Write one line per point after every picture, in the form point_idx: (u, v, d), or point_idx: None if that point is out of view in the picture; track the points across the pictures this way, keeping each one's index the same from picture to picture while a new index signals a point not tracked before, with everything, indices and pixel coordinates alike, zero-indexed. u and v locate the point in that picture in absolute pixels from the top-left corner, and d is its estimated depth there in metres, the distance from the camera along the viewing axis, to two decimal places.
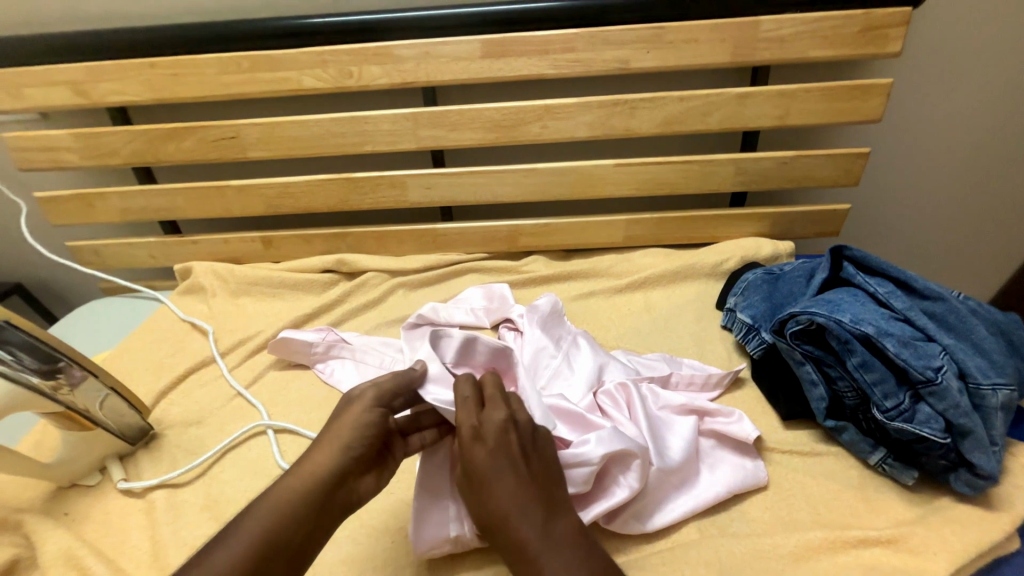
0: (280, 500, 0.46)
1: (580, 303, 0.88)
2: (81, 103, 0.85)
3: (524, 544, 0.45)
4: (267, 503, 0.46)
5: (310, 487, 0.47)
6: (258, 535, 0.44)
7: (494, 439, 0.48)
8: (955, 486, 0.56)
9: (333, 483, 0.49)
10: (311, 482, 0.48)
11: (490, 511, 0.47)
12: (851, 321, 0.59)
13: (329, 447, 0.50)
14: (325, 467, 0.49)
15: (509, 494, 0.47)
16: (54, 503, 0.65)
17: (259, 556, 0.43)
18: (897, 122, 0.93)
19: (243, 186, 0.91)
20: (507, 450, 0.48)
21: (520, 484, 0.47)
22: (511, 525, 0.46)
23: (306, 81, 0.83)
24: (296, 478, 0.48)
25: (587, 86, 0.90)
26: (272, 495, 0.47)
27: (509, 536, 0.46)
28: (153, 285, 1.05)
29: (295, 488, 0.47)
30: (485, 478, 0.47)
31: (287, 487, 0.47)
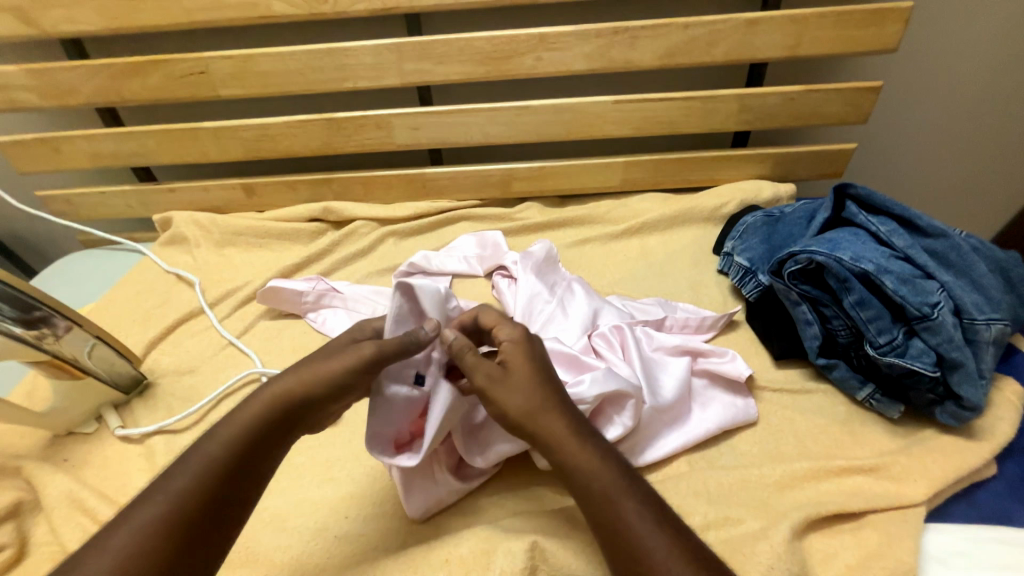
0: (237, 425, 0.45)
1: (575, 250, 0.86)
2: (29, 33, 0.78)
3: (561, 454, 0.44)
4: (221, 431, 0.44)
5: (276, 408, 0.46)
6: (209, 464, 0.42)
7: (518, 365, 0.47)
8: (940, 418, 0.57)
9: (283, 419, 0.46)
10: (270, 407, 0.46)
11: (519, 422, 0.45)
12: (851, 259, 0.57)
13: (294, 373, 0.47)
14: (283, 397, 0.46)
15: (540, 402, 0.45)
16: (53, 449, 0.66)
17: (217, 480, 0.42)
18: (912, 53, 0.87)
19: (217, 128, 0.85)
20: (531, 368, 0.47)
21: (547, 391, 0.46)
22: (546, 431, 0.44)
23: (277, 6, 0.75)
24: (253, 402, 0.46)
25: (585, 13, 0.83)
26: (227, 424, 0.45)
27: (544, 442, 0.44)
28: (134, 237, 1.01)
29: (254, 414, 0.45)
30: (513, 399, 0.45)
31: (242, 411, 0.45)
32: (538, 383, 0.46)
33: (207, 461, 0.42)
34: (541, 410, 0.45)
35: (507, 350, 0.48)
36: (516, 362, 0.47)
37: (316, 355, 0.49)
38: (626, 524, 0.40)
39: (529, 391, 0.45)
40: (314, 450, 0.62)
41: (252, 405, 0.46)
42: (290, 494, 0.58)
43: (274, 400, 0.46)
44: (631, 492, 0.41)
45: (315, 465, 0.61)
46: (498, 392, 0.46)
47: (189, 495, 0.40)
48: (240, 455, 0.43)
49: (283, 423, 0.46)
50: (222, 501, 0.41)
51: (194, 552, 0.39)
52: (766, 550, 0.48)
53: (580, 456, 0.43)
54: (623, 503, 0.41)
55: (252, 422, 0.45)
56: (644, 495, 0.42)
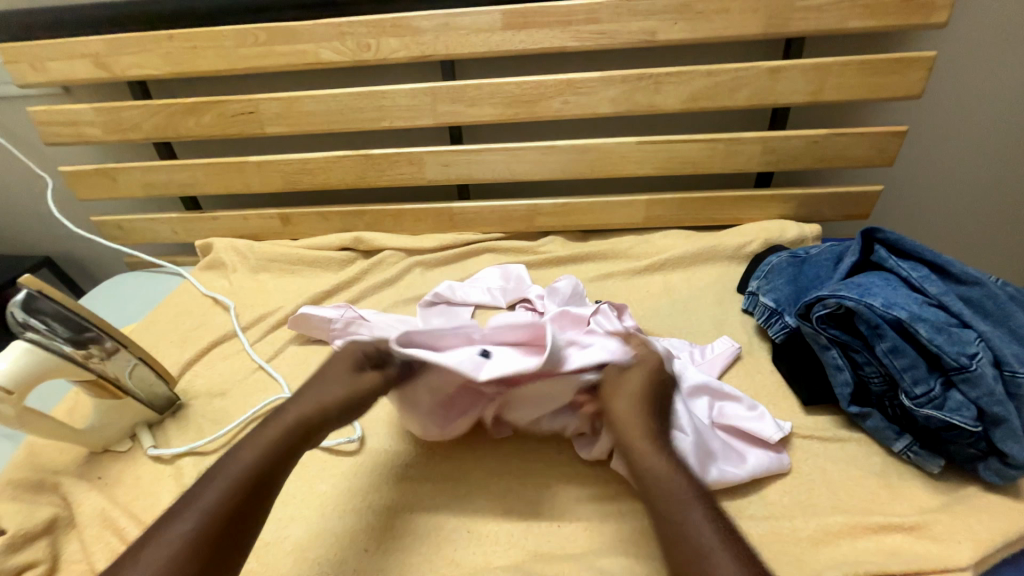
0: (258, 448, 0.48)
1: (598, 285, 0.87)
2: (101, 76, 0.85)
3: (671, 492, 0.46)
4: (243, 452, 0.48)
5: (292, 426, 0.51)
6: (228, 486, 0.45)
7: (629, 404, 0.53)
8: (983, 475, 0.54)
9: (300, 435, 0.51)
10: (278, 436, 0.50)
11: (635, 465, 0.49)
12: (883, 305, 0.57)
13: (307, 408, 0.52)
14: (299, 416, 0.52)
15: (637, 427, 0.51)
16: (89, 466, 0.68)
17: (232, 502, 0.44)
18: (936, 99, 0.88)
19: (261, 162, 0.91)
20: (645, 386, 0.54)
21: (646, 427, 0.51)
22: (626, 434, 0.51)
23: (323, 54, 0.81)
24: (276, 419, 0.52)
25: (612, 59, 0.87)
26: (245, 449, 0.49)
27: (649, 486, 0.47)
28: (176, 261, 1.07)
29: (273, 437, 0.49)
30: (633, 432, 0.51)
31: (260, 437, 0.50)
32: (631, 400, 0.53)
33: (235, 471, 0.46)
34: (653, 456, 0.48)
35: (635, 371, 0.56)
36: (642, 383, 0.54)
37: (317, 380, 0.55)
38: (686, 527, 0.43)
39: (645, 436, 0.50)
40: (336, 479, 0.63)
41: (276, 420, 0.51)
42: (312, 523, 0.59)
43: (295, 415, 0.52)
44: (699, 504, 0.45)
45: (338, 493, 0.61)
46: (621, 413, 0.52)
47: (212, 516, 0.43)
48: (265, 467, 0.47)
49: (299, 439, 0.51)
50: (242, 511, 0.45)
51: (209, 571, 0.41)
52: None
53: (652, 460, 0.48)
54: (692, 510, 0.44)
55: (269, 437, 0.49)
56: (718, 523, 0.44)
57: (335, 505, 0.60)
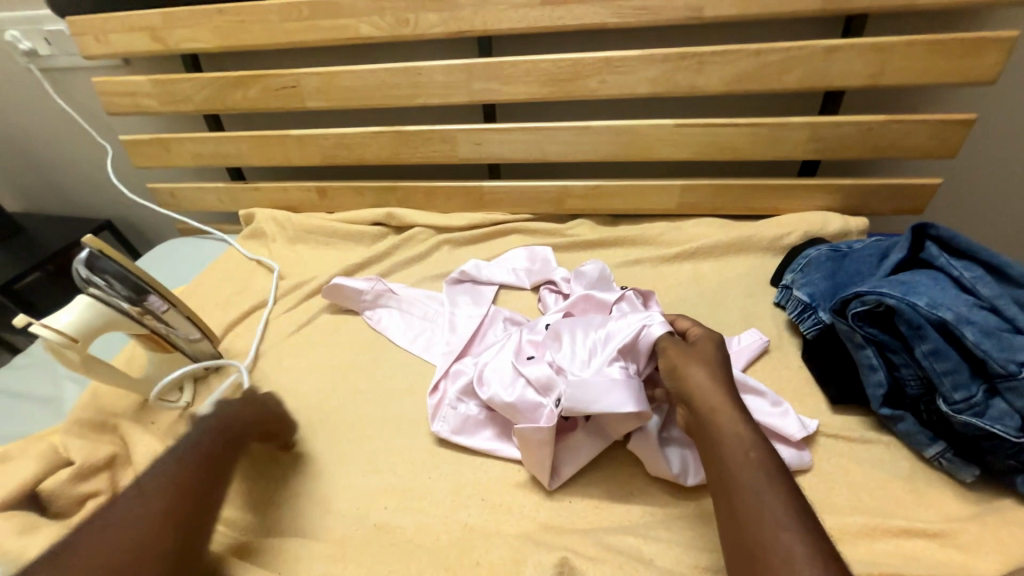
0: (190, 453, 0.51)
1: (624, 270, 0.86)
2: (157, 49, 0.90)
3: (737, 454, 0.44)
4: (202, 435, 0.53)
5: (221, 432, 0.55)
6: (166, 488, 0.47)
7: (699, 364, 0.52)
8: (1023, 489, 0.52)
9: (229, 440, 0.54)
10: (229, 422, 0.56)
11: (702, 425, 0.48)
12: (926, 305, 0.54)
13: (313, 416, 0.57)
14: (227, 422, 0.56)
15: (710, 390, 0.50)
16: (144, 412, 0.75)
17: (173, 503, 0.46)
18: (1014, 85, 0.80)
19: (301, 136, 0.94)
20: (717, 361, 0.53)
21: (718, 391, 0.49)
22: (707, 402, 0.49)
23: (363, 29, 0.82)
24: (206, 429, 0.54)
25: (654, 37, 0.84)
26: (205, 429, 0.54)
27: (715, 446, 0.46)
28: (221, 228, 1.13)
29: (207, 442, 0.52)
30: (700, 393, 0.50)
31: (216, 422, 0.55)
32: (711, 372, 0.51)
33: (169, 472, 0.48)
34: (723, 419, 0.47)
35: (704, 342, 0.55)
36: (716, 357, 0.53)
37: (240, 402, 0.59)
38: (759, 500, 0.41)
39: (719, 399, 0.49)
40: (362, 441, 0.67)
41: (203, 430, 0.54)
42: (338, 479, 0.63)
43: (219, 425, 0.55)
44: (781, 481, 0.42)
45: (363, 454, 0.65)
46: (690, 372, 0.52)
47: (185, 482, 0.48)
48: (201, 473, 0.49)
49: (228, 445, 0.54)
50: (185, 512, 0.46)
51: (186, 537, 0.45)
52: None
53: (732, 431, 0.46)
54: (772, 485, 0.42)
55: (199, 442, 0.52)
56: (800, 504, 0.40)
57: (362, 465, 0.63)
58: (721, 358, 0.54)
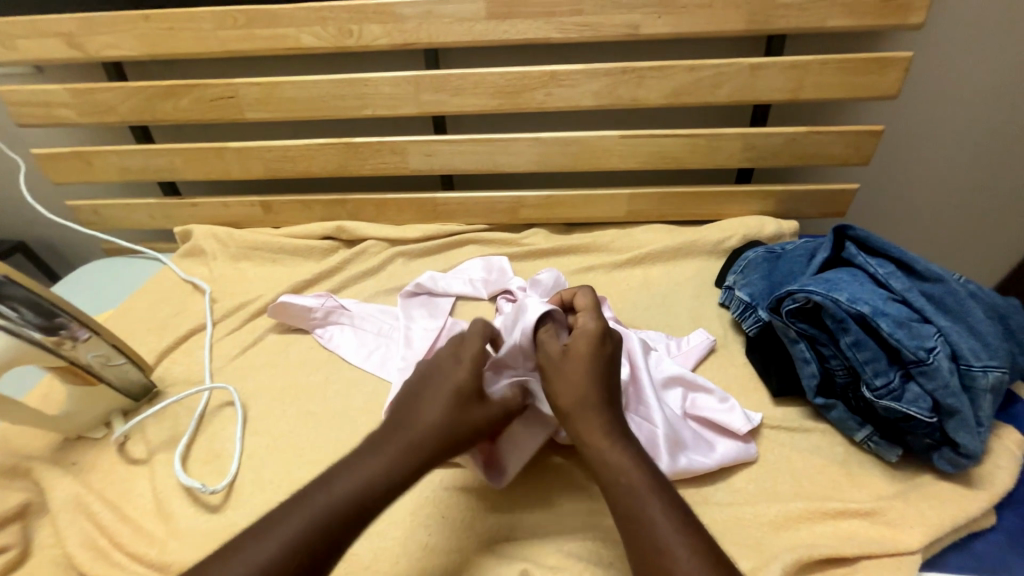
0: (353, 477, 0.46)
1: (579, 277, 0.88)
2: (74, 56, 0.83)
3: (620, 474, 0.46)
4: (342, 476, 0.47)
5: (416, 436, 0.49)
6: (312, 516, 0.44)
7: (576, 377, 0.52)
8: (937, 464, 0.57)
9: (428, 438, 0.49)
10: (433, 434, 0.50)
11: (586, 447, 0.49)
12: (847, 300, 0.59)
13: (425, 415, 0.50)
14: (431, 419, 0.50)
15: (590, 408, 0.50)
16: (62, 453, 0.68)
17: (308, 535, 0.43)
18: (912, 100, 0.90)
19: (241, 148, 0.89)
20: (590, 366, 0.53)
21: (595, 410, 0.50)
22: (584, 426, 0.50)
23: (304, 39, 0.80)
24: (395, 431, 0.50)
25: (597, 52, 0.87)
26: (349, 465, 0.48)
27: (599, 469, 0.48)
28: (155, 247, 1.05)
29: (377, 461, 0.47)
30: (579, 413, 0.50)
31: (379, 450, 0.48)
32: (585, 388, 0.51)
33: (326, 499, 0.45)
34: (604, 439, 0.49)
35: (579, 345, 0.54)
36: (587, 355, 0.53)
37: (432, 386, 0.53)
38: (642, 521, 0.43)
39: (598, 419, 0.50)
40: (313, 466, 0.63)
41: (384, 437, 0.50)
42: None
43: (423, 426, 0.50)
44: (658, 496, 0.44)
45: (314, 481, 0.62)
46: (566, 392, 0.52)
47: (303, 538, 0.42)
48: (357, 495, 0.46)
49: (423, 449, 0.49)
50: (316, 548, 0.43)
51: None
52: None
53: (611, 455, 0.48)
54: (650, 504, 0.44)
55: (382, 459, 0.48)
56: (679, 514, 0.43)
57: None
58: (594, 356, 0.53)
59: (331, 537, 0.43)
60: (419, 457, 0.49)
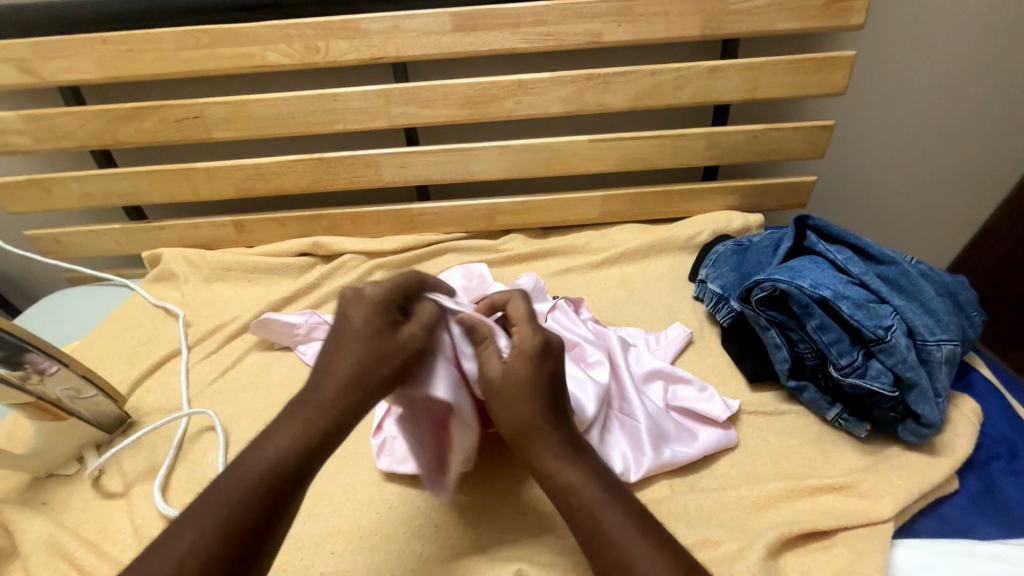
0: (267, 457, 0.41)
1: (558, 279, 0.89)
2: (28, 81, 0.81)
3: (577, 490, 0.43)
4: (259, 451, 0.41)
5: (320, 408, 0.43)
6: (229, 509, 0.38)
7: (516, 382, 0.47)
8: (902, 435, 0.60)
9: (334, 413, 0.43)
10: (347, 381, 0.44)
11: (539, 469, 0.45)
12: (811, 286, 0.62)
13: (339, 367, 0.44)
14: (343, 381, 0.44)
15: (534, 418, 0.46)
16: (32, 493, 0.65)
17: (230, 530, 0.38)
18: (860, 94, 0.95)
19: (209, 168, 0.88)
20: (534, 380, 0.47)
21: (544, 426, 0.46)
22: (535, 450, 0.45)
23: (270, 56, 0.80)
24: (303, 403, 0.44)
25: (562, 60, 0.90)
26: (260, 443, 0.42)
27: (555, 490, 0.44)
28: (122, 273, 1.02)
29: (290, 435, 0.42)
30: (523, 426, 0.46)
31: (292, 417, 0.43)
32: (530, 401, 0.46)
33: (234, 497, 0.39)
34: (558, 459, 0.45)
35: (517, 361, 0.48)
36: (526, 367, 0.47)
37: (344, 346, 0.45)
38: (608, 538, 0.41)
39: (551, 439, 0.45)
40: None
41: (299, 406, 0.44)
42: None
43: (332, 392, 0.44)
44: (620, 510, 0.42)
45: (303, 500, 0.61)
46: (503, 407, 0.47)
47: (232, 515, 0.38)
48: (275, 484, 0.40)
49: (339, 415, 0.43)
50: (247, 546, 0.38)
51: (253, 562, 0.38)
52: (743, 570, 0.50)
53: (567, 472, 0.44)
54: (614, 520, 0.42)
55: (287, 435, 0.42)
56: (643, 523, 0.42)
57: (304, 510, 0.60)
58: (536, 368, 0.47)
59: (273, 498, 0.40)
60: (353, 398, 0.44)
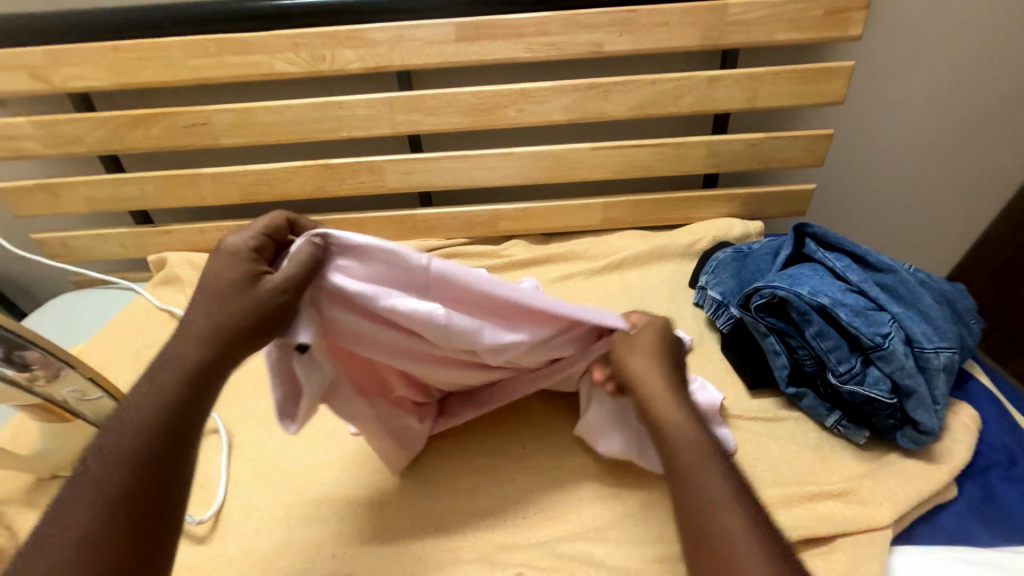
0: (135, 419, 0.42)
1: (559, 285, 0.90)
2: (40, 88, 0.82)
3: (693, 465, 0.44)
4: (123, 420, 0.42)
5: (178, 363, 0.44)
6: (116, 473, 0.40)
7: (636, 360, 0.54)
8: (901, 442, 0.60)
9: (200, 362, 0.45)
10: (204, 337, 0.45)
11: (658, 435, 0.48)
12: (809, 293, 0.62)
13: (195, 323, 0.46)
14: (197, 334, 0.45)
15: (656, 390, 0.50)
16: (36, 494, 0.66)
17: (122, 489, 0.39)
18: (858, 103, 0.97)
19: (216, 174, 0.89)
20: (654, 356, 0.53)
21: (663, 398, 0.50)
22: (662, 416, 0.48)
23: (277, 64, 0.81)
24: (158, 365, 0.45)
25: (564, 69, 0.91)
26: (121, 418, 0.43)
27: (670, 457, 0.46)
28: (127, 276, 1.03)
29: (155, 393, 0.43)
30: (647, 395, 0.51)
31: (152, 378, 0.44)
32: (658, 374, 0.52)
33: (115, 460, 0.40)
34: (684, 434, 0.46)
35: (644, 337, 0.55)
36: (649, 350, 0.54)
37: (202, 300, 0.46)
38: (713, 515, 0.41)
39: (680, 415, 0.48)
40: (302, 490, 0.63)
41: (158, 369, 0.45)
42: (278, 534, 0.59)
43: (190, 345, 0.45)
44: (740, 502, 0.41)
45: (304, 503, 0.62)
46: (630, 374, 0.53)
47: (119, 476, 0.40)
48: (153, 436, 0.42)
49: (205, 364, 0.45)
50: (147, 497, 0.40)
51: (162, 511, 0.40)
52: None
53: (688, 446, 0.45)
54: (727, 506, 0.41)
55: (153, 393, 0.43)
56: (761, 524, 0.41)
57: (305, 513, 0.61)
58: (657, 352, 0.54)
59: (157, 450, 0.41)
60: (214, 345, 0.45)
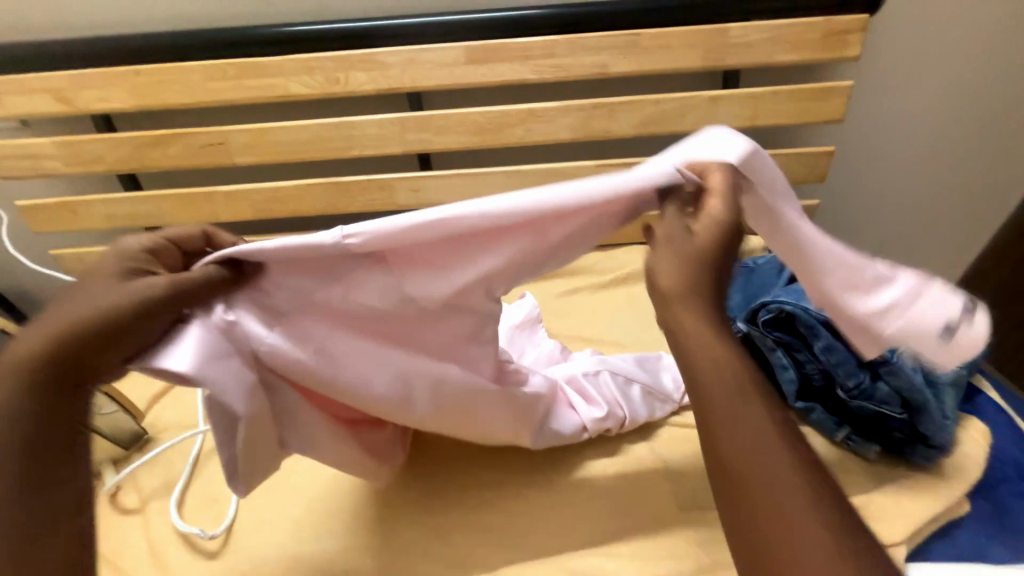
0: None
1: (565, 299, 0.91)
2: (63, 110, 0.85)
3: (750, 450, 0.35)
4: None
5: (28, 366, 0.36)
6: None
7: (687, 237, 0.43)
8: (911, 457, 0.61)
9: (59, 363, 0.37)
10: (57, 339, 0.37)
11: (703, 409, 0.37)
12: (816, 308, 0.63)
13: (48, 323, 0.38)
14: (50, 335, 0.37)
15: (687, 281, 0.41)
16: None
17: (9, 508, 0.34)
18: (858, 120, 0.98)
19: (230, 191, 0.91)
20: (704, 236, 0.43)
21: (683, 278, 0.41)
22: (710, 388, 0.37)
23: (293, 87, 0.84)
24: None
25: (569, 89, 0.94)
26: None
27: (717, 438, 0.36)
28: None
29: (4, 400, 0.35)
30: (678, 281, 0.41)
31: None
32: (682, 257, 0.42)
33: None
34: (735, 410, 0.37)
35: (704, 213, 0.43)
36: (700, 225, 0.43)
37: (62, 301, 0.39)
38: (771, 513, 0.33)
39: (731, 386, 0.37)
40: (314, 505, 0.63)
41: (1, 375, 0.36)
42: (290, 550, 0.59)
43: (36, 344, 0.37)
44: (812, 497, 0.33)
45: (316, 519, 0.62)
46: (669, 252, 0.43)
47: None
48: (25, 446, 0.35)
49: (62, 365, 0.37)
50: (41, 512, 0.34)
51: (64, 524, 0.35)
52: None
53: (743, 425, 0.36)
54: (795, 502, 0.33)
55: (4, 400, 0.35)
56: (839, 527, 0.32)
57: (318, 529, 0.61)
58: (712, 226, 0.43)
59: (36, 460, 0.35)
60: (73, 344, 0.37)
